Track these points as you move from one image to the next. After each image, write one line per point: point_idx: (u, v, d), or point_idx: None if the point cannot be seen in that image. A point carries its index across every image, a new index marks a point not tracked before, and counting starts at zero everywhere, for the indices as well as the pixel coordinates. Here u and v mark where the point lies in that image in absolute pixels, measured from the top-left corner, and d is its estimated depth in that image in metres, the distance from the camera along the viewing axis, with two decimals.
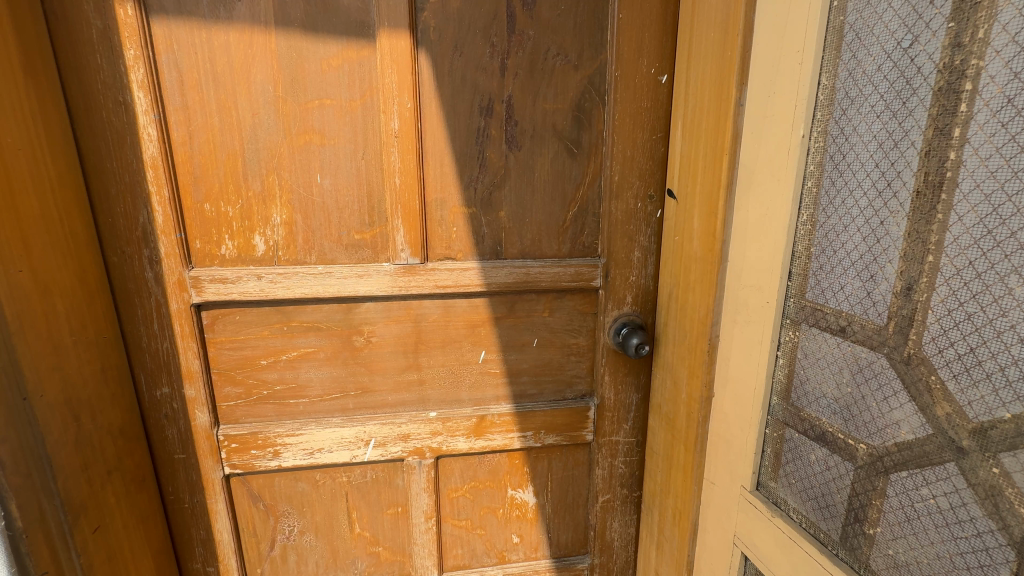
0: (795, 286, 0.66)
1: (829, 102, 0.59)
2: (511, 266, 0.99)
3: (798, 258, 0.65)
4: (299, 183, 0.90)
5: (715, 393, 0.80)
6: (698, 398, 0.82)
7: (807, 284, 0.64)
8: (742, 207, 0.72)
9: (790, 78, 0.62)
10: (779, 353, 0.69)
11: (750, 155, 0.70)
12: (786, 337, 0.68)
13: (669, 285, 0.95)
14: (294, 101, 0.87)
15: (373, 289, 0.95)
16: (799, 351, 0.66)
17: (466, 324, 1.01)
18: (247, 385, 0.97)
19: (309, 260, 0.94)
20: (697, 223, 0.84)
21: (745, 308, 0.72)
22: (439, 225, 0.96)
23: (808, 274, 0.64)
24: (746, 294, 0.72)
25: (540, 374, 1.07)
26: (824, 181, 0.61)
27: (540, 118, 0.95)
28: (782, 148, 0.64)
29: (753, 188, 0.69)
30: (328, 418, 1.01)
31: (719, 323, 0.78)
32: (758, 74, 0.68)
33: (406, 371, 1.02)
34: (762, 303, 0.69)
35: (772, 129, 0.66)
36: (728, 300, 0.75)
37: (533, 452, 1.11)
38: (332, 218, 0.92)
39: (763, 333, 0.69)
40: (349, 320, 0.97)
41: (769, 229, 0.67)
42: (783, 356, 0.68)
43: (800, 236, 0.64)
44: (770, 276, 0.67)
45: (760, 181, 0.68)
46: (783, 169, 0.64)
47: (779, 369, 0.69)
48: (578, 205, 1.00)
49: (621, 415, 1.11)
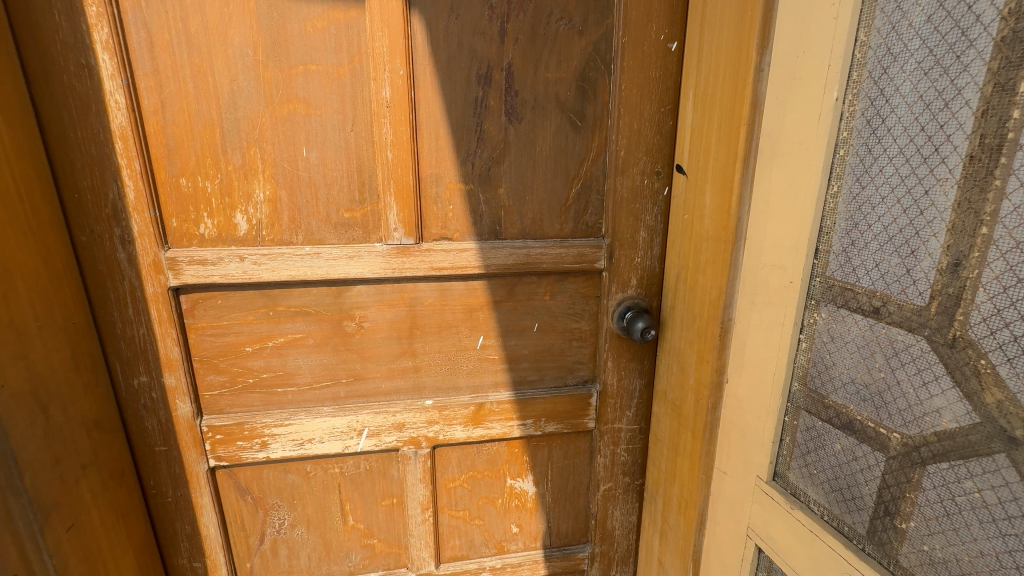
0: (821, 265, 0.61)
1: (866, 61, 0.54)
2: (509, 246, 0.93)
3: (828, 234, 0.60)
4: (283, 156, 0.84)
5: (727, 379, 0.77)
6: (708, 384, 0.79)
7: (835, 262, 0.60)
8: (763, 180, 0.67)
9: (823, 35, 0.57)
10: (801, 336, 0.65)
11: (772, 122, 0.65)
12: (809, 319, 0.64)
13: (675, 268, 0.91)
14: (275, 67, 0.80)
15: (364, 272, 0.90)
16: (824, 334, 0.62)
17: (464, 308, 0.96)
18: (232, 373, 0.92)
19: (296, 241, 0.87)
20: (709, 198, 0.80)
21: (765, 289, 0.68)
22: (435, 203, 0.90)
23: (835, 250, 0.59)
24: (767, 273, 0.67)
25: (540, 360, 1.03)
26: (858, 148, 0.56)
27: (542, 88, 0.89)
28: (811, 114, 0.59)
29: (776, 160, 0.65)
30: (318, 407, 0.96)
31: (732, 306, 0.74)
32: (784, 32, 0.62)
33: (401, 357, 0.97)
34: (786, 282, 0.65)
35: (800, 92, 0.61)
36: (747, 280, 0.71)
37: (533, 440, 1.07)
38: (320, 195, 0.86)
39: (784, 314, 0.65)
40: (340, 304, 0.92)
41: (795, 203, 0.62)
42: (805, 339, 0.64)
43: (828, 210, 0.60)
44: (794, 255, 0.63)
45: (785, 150, 0.63)
46: (811, 137, 0.60)
47: (800, 353, 0.65)
48: (582, 181, 0.94)
49: (624, 401, 1.07)
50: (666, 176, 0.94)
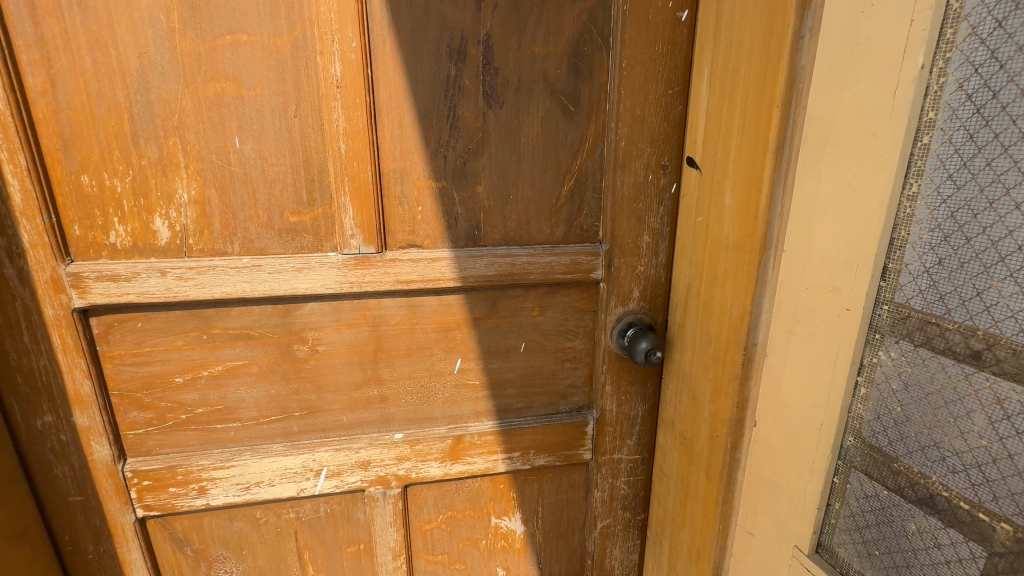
0: (887, 298, 0.52)
1: (958, 56, 0.45)
2: (489, 255, 0.79)
3: (896, 263, 0.50)
4: (211, 148, 0.68)
5: (749, 417, 0.68)
6: (726, 420, 0.69)
7: (907, 298, 0.50)
8: (808, 193, 0.56)
9: (898, 16, 0.47)
10: (858, 379, 0.55)
11: (822, 126, 0.54)
12: (867, 362, 0.54)
13: (683, 281, 0.78)
14: (196, 36, 0.64)
15: (316, 287, 0.75)
16: (890, 383, 0.53)
17: (438, 327, 0.82)
18: (160, 408, 0.77)
19: (231, 251, 0.72)
20: (730, 197, 0.66)
21: (807, 315, 0.58)
22: (400, 204, 0.75)
23: (909, 288, 0.50)
24: (815, 304, 0.57)
25: (528, 385, 0.89)
26: (945, 162, 0.47)
27: (528, 66, 0.74)
28: (879, 112, 0.49)
29: (827, 165, 0.54)
30: (267, 445, 0.82)
31: (757, 325, 0.64)
32: (838, 19, 0.52)
33: (364, 386, 0.82)
34: (840, 317, 0.54)
35: (862, 91, 0.50)
36: (785, 309, 0.61)
37: (520, 474, 0.94)
38: (260, 195, 0.71)
39: (837, 353, 0.55)
40: (288, 325, 0.77)
41: (854, 225, 0.52)
42: (863, 383, 0.55)
43: (899, 233, 0.50)
44: (852, 279, 0.53)
45: (841, 161, 0.53)
46: (879, 140, 0.49)
47: (856, 402, 0.56)
48: (575, 178, 0.80)
49: (624, 429, 0.94)
50: (674, 171, 0.80)
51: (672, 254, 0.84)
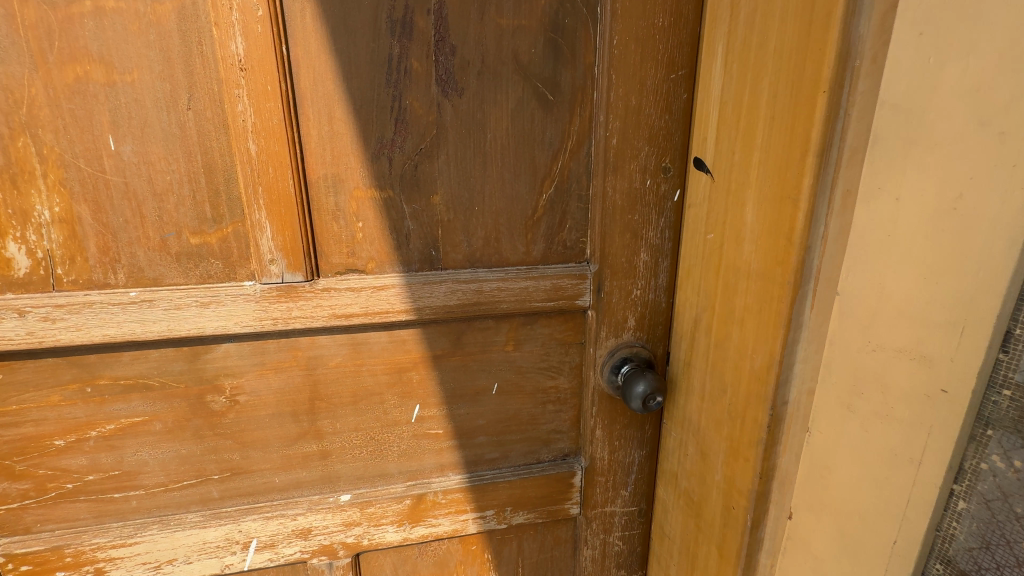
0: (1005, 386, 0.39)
1: None
2: (450, 281, 0.64)
3: (1021, 346, 0.37)
4: (78, 151, 0.52)
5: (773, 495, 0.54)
6: (743, 490, 0.55)
7: None
8: (879, 242, 0.44)
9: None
10: (956, 488, 0.42)
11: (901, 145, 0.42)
12: (968, 465, 0.41)
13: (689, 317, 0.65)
14: (42, 3, 0.48)
15: (228, 325, 0.59)
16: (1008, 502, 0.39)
17: (389, 367, 0.67)
18: (38, 477, 0.62)
19: (115, 282, 0.57)
20: (751, 211, 0.51)
21: (875, 387, 0.45)
22: (334, 219, 0.60)
23: None
24: (888, 381, 0.44)
25: (502, 432, 0.74)
26: None
27: (494, 43, 0.58)
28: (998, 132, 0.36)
29: (909, 195, 0.41)
30: (179, 517, 0.66)
31: (786, 377, 0.50)
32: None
33: (299, 441, 0.67)
34: (929, 405, 0.42)
35: (976, 117, 0.37)
36: (842, 382, 0.48)
37: (496, 534, 0.79)
38: (148, 211, 0.55)
39: (924, 451, 0.43)
40: (198, 372, 0.62)
41: (956, 290, 0.40)
42: (962, 495, 0.42)
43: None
44: (949, 350, 0.40)
45: (936, 204, 0.40)
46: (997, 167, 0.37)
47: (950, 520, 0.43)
48: (557, 184, 0.65)
49: (618, 479, 0.79)
50: (677, 175, 0.65)
51: (674, 276, 0.70)
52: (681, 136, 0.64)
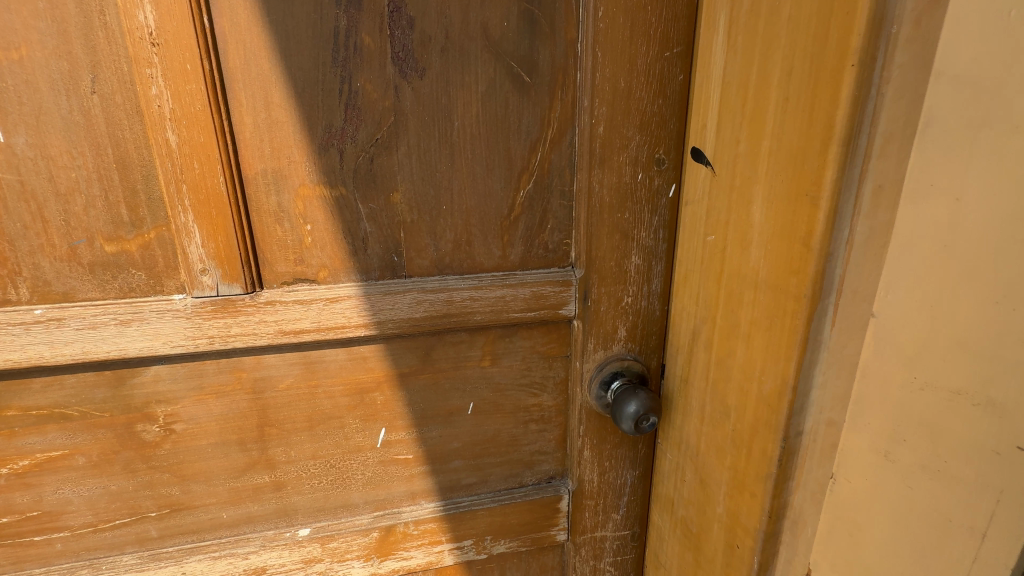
0: None
1: None
2: (415, 291, 0.56)
3: None
4: None
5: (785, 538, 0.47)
6: (746, 528, 0.49)
7: None
8: (935, 253, 0.35)
9: None
10: None
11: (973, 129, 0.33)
12: None
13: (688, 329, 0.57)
14: None
15: (155, 346, 0.51)
16: None
17: (349, 388, 0.59)
18: None
19: (17, 298, 0.48)
20: (758, 210, 0.44)
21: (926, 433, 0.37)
22: (278, 222, 0.52)
23: None
24: (939, 427, 0.36)
25: (480, 455, 0.67)
26: None
27: (459, 14, 0.50)
28: None
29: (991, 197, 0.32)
30: (112, 560, 0.58)
31: (800, 404, 0.43)
32: None
33: (248, 472, 0.59)
34: (996, 462, 0.34)
35: None
36: (873, 416, 0.40)
37: (476, 564, 0.72)
38: (52, 214, 0.47)
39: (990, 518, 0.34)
40: (124, 399, 0.54)
41: None
42: None
43: None
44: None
45: (1018, 209, 0.31)
46: None
47: None
48: (536, 179, 0.57)
49: (609, 502, 0.72)
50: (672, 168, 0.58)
51: (669, 281, 0.63)
52: (676, 123, 0.57)
